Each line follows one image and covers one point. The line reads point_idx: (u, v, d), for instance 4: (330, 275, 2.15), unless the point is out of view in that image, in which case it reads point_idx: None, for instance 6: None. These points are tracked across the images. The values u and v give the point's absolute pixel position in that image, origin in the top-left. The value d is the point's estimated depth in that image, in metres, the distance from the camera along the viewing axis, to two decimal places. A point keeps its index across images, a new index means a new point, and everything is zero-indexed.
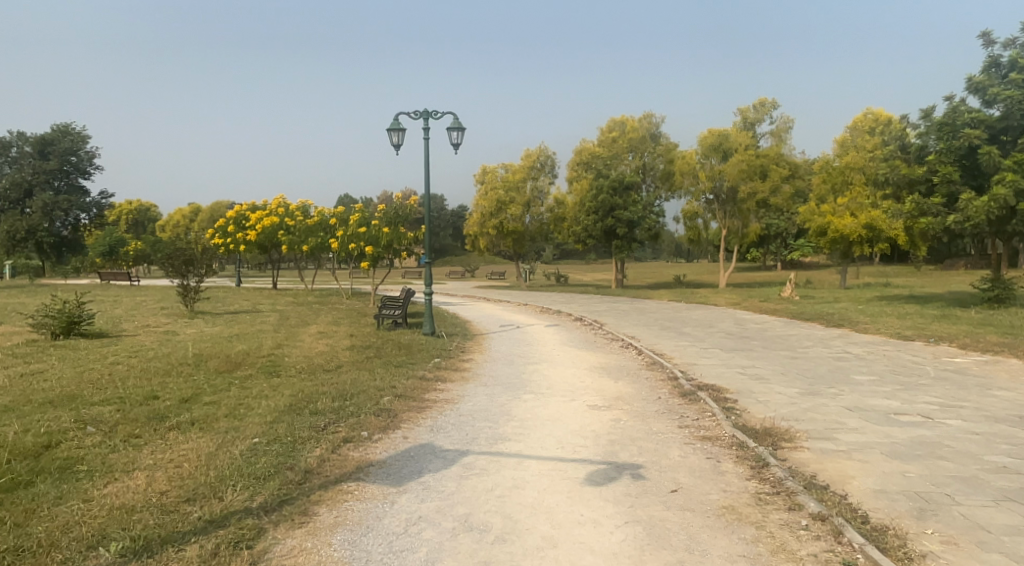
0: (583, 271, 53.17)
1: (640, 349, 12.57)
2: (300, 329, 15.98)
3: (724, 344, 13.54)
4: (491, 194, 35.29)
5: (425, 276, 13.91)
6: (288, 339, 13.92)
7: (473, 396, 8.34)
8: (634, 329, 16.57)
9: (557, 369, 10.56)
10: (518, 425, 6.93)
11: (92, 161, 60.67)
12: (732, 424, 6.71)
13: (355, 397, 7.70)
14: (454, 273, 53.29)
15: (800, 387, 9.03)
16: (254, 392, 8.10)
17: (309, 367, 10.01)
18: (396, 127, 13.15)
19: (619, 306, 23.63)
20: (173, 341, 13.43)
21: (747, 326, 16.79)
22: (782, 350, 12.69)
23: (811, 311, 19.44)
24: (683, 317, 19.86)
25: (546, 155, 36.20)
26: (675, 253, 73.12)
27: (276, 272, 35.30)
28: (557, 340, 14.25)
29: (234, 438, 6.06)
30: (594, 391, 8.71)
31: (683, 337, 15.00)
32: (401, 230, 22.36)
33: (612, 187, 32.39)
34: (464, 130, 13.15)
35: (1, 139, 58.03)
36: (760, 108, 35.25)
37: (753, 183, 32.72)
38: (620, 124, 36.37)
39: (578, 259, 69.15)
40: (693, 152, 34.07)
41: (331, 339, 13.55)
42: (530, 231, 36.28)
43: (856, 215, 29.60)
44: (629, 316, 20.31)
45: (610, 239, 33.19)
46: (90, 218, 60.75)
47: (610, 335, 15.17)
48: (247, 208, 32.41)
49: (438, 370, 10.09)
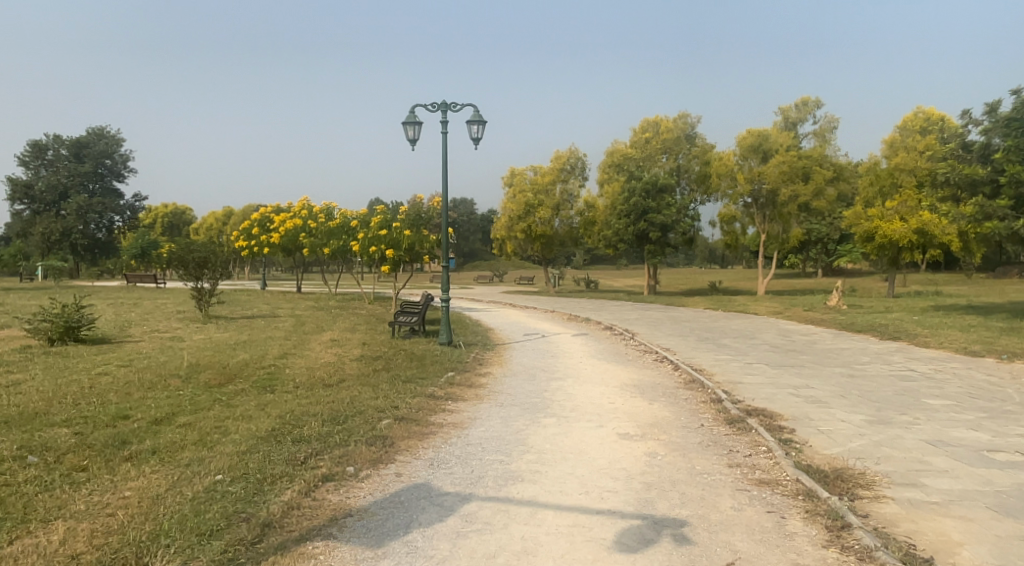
0: (614, 276, 51.97)
1: (676, 364, 11.39)
2: (311, 336, 15.07)
3: (771, 359, 12.28)
4: (519, 196, 34.26)
5: (442, 280, 12.89)
6: (296, 346, 12.96)
7: (486, 420, 7.27)
8: (669, 340, 15.35)
9: (584, 387, 9.44)
10: (535, 459, 5.85)
11: (125, 164, 61.16)
12: (795, 465, 5.55)
13: (348, 421, 6.65)
14: (482, 277, 52.37)
15: (866, 414, 7.81)
16: (236, 412, 7.10)
17: (309, 381, 8.99)
18: (411, 120, 12.17)
19: (652, 313, 22.41)
20: (175, 349, 12.57)
21: (793, 339, 15.47)
22: (837, 367, 11.40)
23: (861, 322, 18.02)
24: (721, 327, 18.57)
25: (576, 156, 35.24)
26: (710, 259, 71.33)
27: (300, 276, 34.65)
28: (584, 352, 13.14)
29: (193, 475, 5.06)
30: (624, 416, 7.59)
31: (723, 350, 13.74)
32: (424, 233, 21.53)
33: (645, 189, 31.17)
34: (485, 123, 12.12)
35: (38, 143, 58.70)
36: (802, 107, 33.84)
37: (795, 186, 31.29)
38: (654, 124, 35.06)
39: (609, 265, 67.89)
40: (731, 153, 32.76)
41: (342, 347, 12.61)
42: (560, 235, 35.14)
43: (906, 219, 28.06)
44: (663, 325, 19.10)
45: (643, 243, 31.93)
46: (124, 220, 61.19)
47: (642, 346, 13.99)
48: (271, 210, 31.73)
49: (450, 386, 9.03)
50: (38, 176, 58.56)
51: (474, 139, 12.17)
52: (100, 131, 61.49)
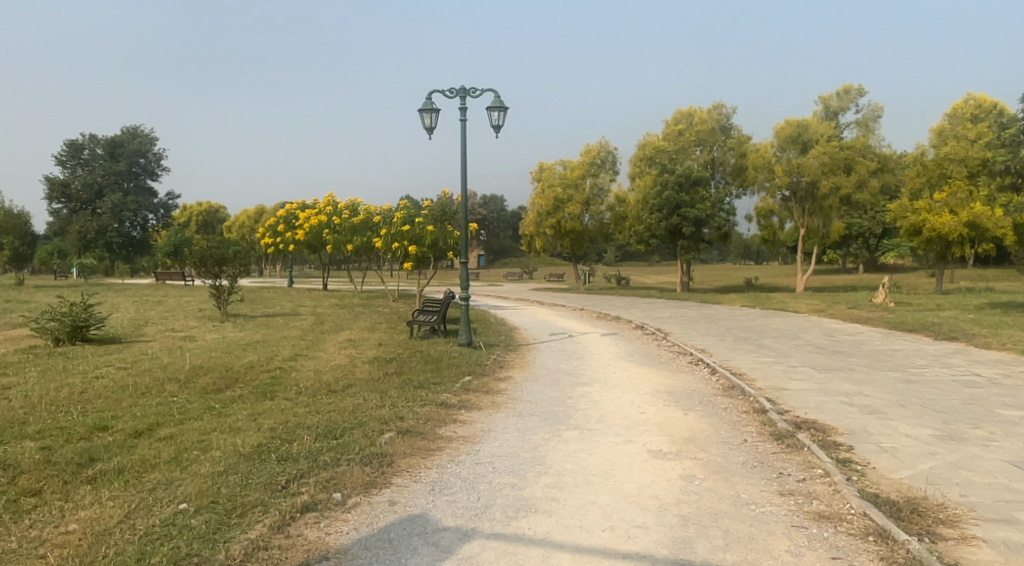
0: (646, 272, 50.90)
1: (714, 368, 10.49)
2: (327, 335, 14.44)
3: (817, 363, 11.35)
4: (548, 192, 33.46)
5: (462, 277, 12.15)
6: (309, 346, 12.31)
7: (500, 434, 6.50)
8: (705, 341, 14.46)
9: (613, 394, 8.62)
10: (553, 482, 5.08)
11: (159, 162, 61.67)
12: (859, 495, 4.70)
13: (345, 435, 5.92)
14: (512, 274, 51.68)
15: (933, 427, 6.89)
16: (226, 423, 6.42)
17: (314, 387, 8.30)
18: (428, 107, 11.45)
19: (686, 311, 21.44)
20: (184, 349, 12.00)
21: (839, 340, 14.46)
22: (891, 372, 10.43)
23: (912, 322, 16.91)
24: (759, 326, 17.57)
25: (607, 150, 34.28)
26: (744, 255, 69.75)
27: (327, 273, 34.24)
28: (614, 353, 12.31)
29: (153, 503, 4.38)
30: (657, 429, 6.76)
31: (764, 352, 12.81)
32: (447, 229, 20.93)
33: (678, 182, 30.15)
34: (506, 109, 11.35)
35: (74, 142, 59.37)
36: (844, 96, 32.47)
37: (836, 178, 30.08)
38: (687, 116, 33.86)
39: (641, 261, 66.70)
40: (769, 145, 31.65)
41: (356, 348, 11.93)
42: (590, 231, 34.24)
43: (956, 211, 27.02)
44: (698, 323, 18.16)
45: (676, 239, 30.93)
46: (158, 218, 61.71)
47: (676, 348, 13.11)
48: (297, 206, 31.32)
49: (465, 392, 8.29)
50: (74, 175, 59.15)
51: (495, 127, 11.42)
52: (134, 130, 62.02)
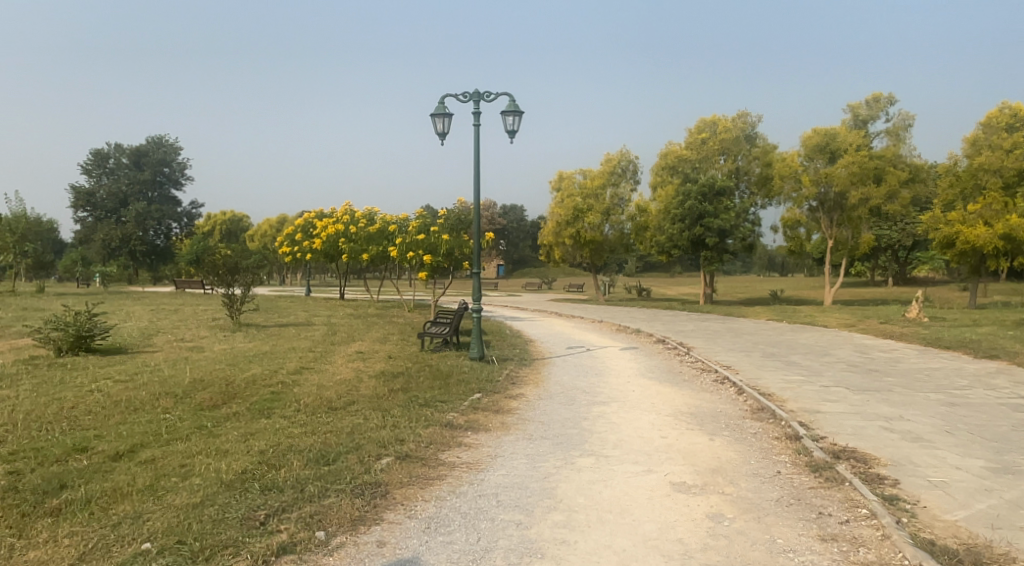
0: (668, 284, 50.18)
1: (740, 387, 9.90)
2: (338, 346, 14.01)
3: (850, 384, 10.73)
4: (568, 201, 33.00)
5: (474, 287, 11.68)
6: (317, 358, 11.89)
7: (508, 461, 5.98)
8: (729, 357, 13.86)
9: (632, 415, 8.08)
10: (564, 520, 4.56)
11: (183, 171, 62.18)
12: (913, 544, 4.13)
13: (340, 461, 5.43)
14: (533, 284, 51.14)
15: (986, 458, 6.29)
16: (214, 444, 5.95)
17: (314, 404, 7.82)
18: (440, 112, 11.02)
19: (710, 325, 20.81)
20: (189, 360, 11.62)
21: (871, 358, 13.79)
22: (931, 394, 9.79)
23: (948, 340, 16.18)
24: (786, 341, 16.92)
25: (628, 159, 33.75)
26: (769, 267, 68.70)
27: (345, 282, 33.99)
28: (634, 369, 11.74)
29: (113, 542, 3.92)
30: (680, 457, 6.22)
31: (792, 370, 12.19)
32: (464, 238, 20.58)
33: (701, 192, 29.52)
34: (522, 114, 10.90)
35: (101, 151, 59.97)
36: (874, 104, 31.68)
37: (865, 188, 29.32)
38: (711, 125, 33.21)
39: (663, 272, 65.90)
40: (795, 154, 30.99)
41: (365, 361, 11.48)
42: (610, 241, 33.68)
43: (990, 223, 26.30)
44: (723, 338, 17.54)
45: (698, 249, 30.27)
46: (181, 227, 62.14)
47: (699, 364, 12.52)
48: (315, 215, 31.10)
49: (474, 411, 7.79)
50: (100, 183, 59.74)
51: (509, 132, 11.00)
52: (159, 139, 62.55)
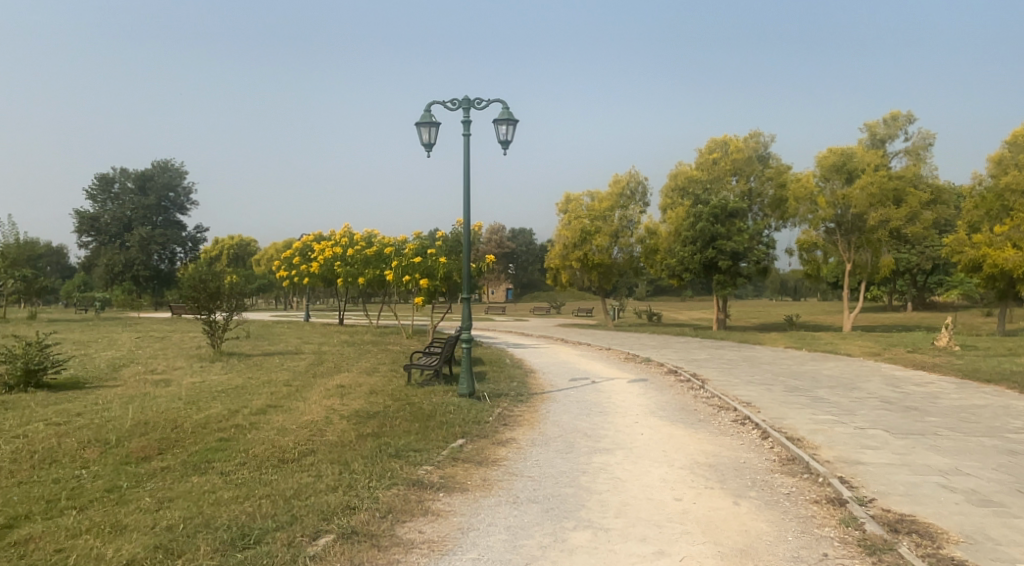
0: (679, 308, 48.86)
1: (764, 431, 8.64)
2: (320, 379, 12.79)
3: (889, 426, 9.46)
4: (575, 223, 31.92)
5: (464, 314, 10.51)
6: (291, 393, 10.68)
7: (482, 536, 4.76)
8: (748, 391, 12.64)
9: (639, 468, 6.83)
10: None
11: (189, 196, 61.50)
12: None
13: (261, 546, 4.22)
14: (540, 309, 49.91)
15: None
16: (114, 517, 4.74)
17: (263, 454, 6.60)
18: (426, 120, 9.94)
19: (725, 353, 19.57)
20: (149, 395, 10.45)
21: (906, 394, 12.51)
22: (987, 440, 8.52)
23: (986, 374, 14.91)
24: (809, 372, 15.61)
25: (637, 180, 32.69)
26: (781, 291, 67.42)
27: (344, 307, 32.86)
28: (643, 407, 10.50)
29: None
30: (699, 531, 4.98)
31: (821, 409, 10.90)
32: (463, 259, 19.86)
33: (713, 214, 28.30)
34: (516, 122, 9.83)
35: (105, 176, 59.39)
36: (891, 122, 30.53)
37: (886, 210, 28.17)
38: (722, 144, 32.13)
39: (673, 296, 64.65)
40: (810, 175, 29.89)
41: (345, 397, 10.28)
42: (619, 265, 32.51)
43: (1020, 246, 25.94)
44: (740, 368, 16.34)
45: (711, 273, 29.09)
46: (185, 251, 61.42)
47: (715, 400, 11.25)
48: (314, 238, 30.09)
49: (452, 464, 6.57)
50: (104, 209, 59.11)
51: (502, 142, 9.93)
52: (164, 164, 62.00)
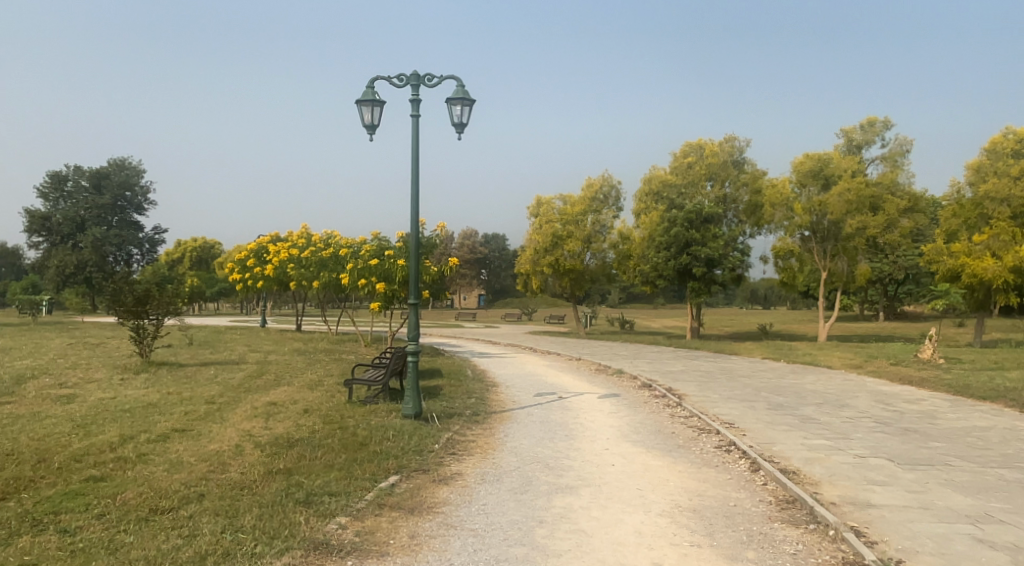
0: (650, 316, 48.05)
1: (756, 463, 7.40)
2: (251, 394, 11.30)
3: (893, 455, 8.27)
4: (546, 228, 30.72)
5: (410, 320, 9.01)
6: (210, 413, 9.23)
7: None
8: (731, 409, 11.46)
9: (609, 515, 5.54)
10: None
11: (146, 196, 59.11)
12: None
13: None
14: (510, 315, 48.60)
15: None
16: None
17: (133, 501, 5.19)
18: (368, 98, 8.61)
19: (701, 365, 18.43)
20: (38, 414, 8.93)
21: (901, 414, 11.38)
22: (1006, 474, 7.41)
23: (979, 390, 13.87)
24: (792, 387, 14.46)
25: (610, 184, 31.59)
26: (752, 299, 67.06)
27: (302, 312, 31.20)
28: (615, 429, 9.24)
29: None
30: None
31: (813, 432, 9.69)
32: (426, 265, 18.69)
33: (688, 219, 27.25)
34: (471, 102, 8.57)
35: (58, 172, 56.71)
36: (869, 128, 29.77)
37: (862, 217, 27.49)
38: (697, 149, 31.33)
39: (646, 304, 63.91)
40: (786, 180, 29.04)
41: (271, 419, 8.85)
42: (591, 271, 31.41)
43: (998, 256, 25.29)
44: (719, 381, 15.18)
45: (685, 280, 28.05)
46: (143, 253, 59.04)
47: (694, 421, 10.02)
48: (270, 239, 28.47)
49: (374, 513, 5.21)
50: (56, 208, 56.45)
51: (457, 125, 8.64)
52: (122, 161, 59.64)
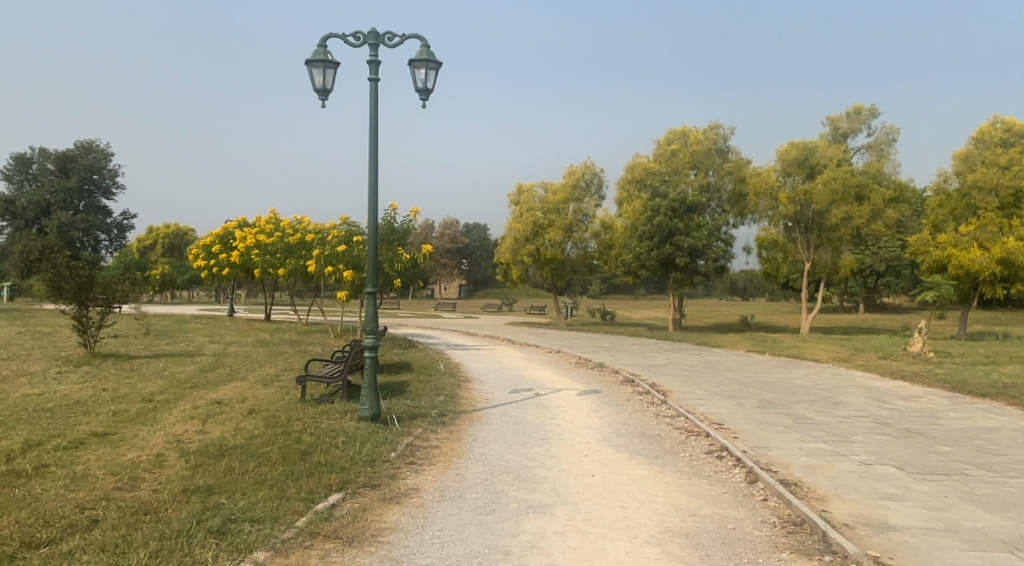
0: (632, 308, 47.33)
1: (753, 474, 6.57)
2: (196, 391, 10.30)
3: (901, 462, 7.46)
4: (526, 216, 29.80)
5: (367, 311, 8.02)
6: (140, 416, 8.23)
7: None
8: (719, 407, 10.62)
9: (588, 544, 4.66)
10: None
11: (114, 179, 57.21)
12: None
13: None
14: (489, 306, 47.62)
15: None
16: None
17: (6, 532, 4.28)
18: (319, 58, 7.63)
19: (685, 358, 17.61)
20: None
21: (899, 413, 10.62)
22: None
23: (976, 387, 13.19)
24: (781, 383, 13.68)
25: (592, 172, 30.75)
26: (732, 291, 66.82)
27: (271, 302, 30.01)
28: (595, 431, 8.36)
29: None
30: None
31: (810, 434, 8.86)
32: (398, 251, 17.30)
33: (671, 208, 26.49)
34: (437, 66, 7.66)
35: (21, 155, 54.67)
36: (855, 116, 29.08)
37: (848, 206, 26.80)
38: (681, 136, 30.60)
39: (627, 295, 63.35)
40: (770, 169, 28.34)
41: (209, 421, 7.87)
42: (572, 261, 30.53)
43: (986, 247, 24.78)
44: (704, 376, 14.37)
45: (668, 270, 27.30)
46: (111, 238, 57.24)
47: (682, 422, 9.16)
48: (237, 224, 27.26)
49: (303, 546, 4.31)
50: (20, 190, 54.40)
51: (420, 91, 7.73)
52: (88, 144, 57.73)
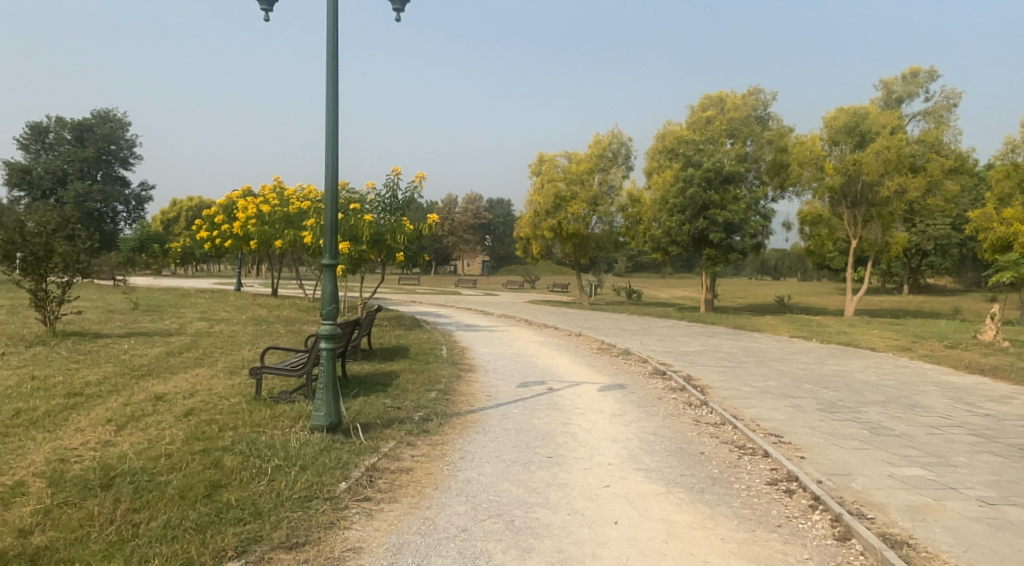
0: (660, 286, 45.13)
1: (842, 524, 4.68)
2: (143, 381, 8.61)
3: None
4: (548, 187, 27.77)
5: (325, 288, 6.23)
6: (47, 418, 6.56)
7: None
8: (773, 410, 8.67)
9: None
10: None
11: (132, 150, 56.05)
12: None
13: None
14: (512, 283, 45.78)
15: None
16: None
17: None
18: None
19: (723, 345, 15.58)
20: None
21: (998, 421, 8.60)
22: None
23: None
24: (839, 377, 11.66)
25: (619, 140, 28.68)
26: (762, 270, 64.33)
27: (278, 276, 28.39)
28: (618, 446, 6.50)
29: None
30: None
31: (898, 452, 6.90)
32: (401, 221, 15.42)
33: (706, 178, 24.32)
34: None
35: (37, 124, 53.55)
36: (911, 79, 26.53)
37: (902, 177, 24.28)
38: (717, 102, 28.35)
39: (654, 273, 61.25)
40: (815, 138, 25.98)
41: (127, 428, 6.18)
42: (596, 237, 28.60)
43: None
44: (748, 368, 12.38)
45: (701, 246, 25.21)
46: (129, 209, 56.28)
47: (729, 433, 7.26)
48: (240, 193, 25.53)
49: None
50: (37, 160, 53.40)
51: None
52: (105, 113, 56.70)
